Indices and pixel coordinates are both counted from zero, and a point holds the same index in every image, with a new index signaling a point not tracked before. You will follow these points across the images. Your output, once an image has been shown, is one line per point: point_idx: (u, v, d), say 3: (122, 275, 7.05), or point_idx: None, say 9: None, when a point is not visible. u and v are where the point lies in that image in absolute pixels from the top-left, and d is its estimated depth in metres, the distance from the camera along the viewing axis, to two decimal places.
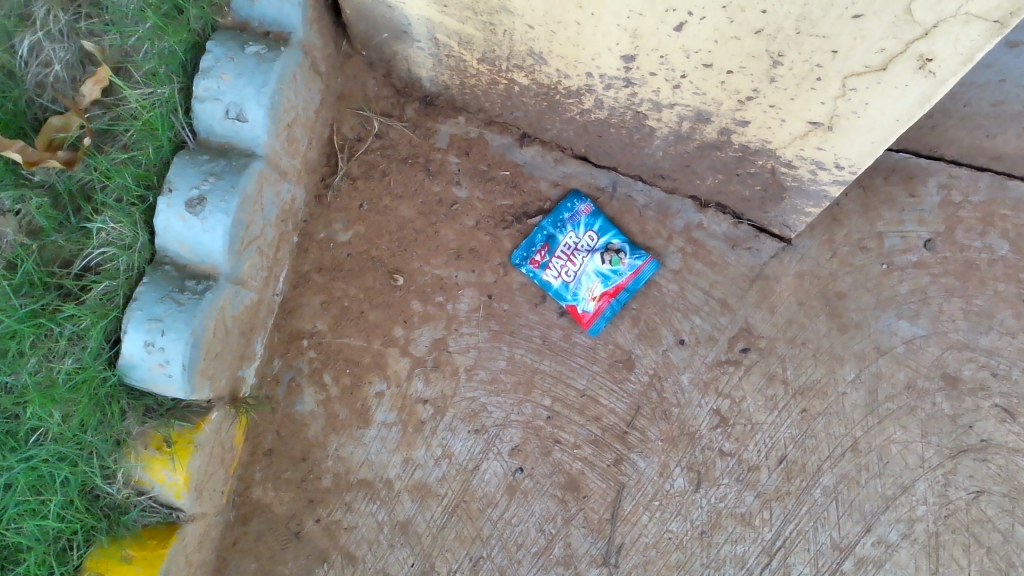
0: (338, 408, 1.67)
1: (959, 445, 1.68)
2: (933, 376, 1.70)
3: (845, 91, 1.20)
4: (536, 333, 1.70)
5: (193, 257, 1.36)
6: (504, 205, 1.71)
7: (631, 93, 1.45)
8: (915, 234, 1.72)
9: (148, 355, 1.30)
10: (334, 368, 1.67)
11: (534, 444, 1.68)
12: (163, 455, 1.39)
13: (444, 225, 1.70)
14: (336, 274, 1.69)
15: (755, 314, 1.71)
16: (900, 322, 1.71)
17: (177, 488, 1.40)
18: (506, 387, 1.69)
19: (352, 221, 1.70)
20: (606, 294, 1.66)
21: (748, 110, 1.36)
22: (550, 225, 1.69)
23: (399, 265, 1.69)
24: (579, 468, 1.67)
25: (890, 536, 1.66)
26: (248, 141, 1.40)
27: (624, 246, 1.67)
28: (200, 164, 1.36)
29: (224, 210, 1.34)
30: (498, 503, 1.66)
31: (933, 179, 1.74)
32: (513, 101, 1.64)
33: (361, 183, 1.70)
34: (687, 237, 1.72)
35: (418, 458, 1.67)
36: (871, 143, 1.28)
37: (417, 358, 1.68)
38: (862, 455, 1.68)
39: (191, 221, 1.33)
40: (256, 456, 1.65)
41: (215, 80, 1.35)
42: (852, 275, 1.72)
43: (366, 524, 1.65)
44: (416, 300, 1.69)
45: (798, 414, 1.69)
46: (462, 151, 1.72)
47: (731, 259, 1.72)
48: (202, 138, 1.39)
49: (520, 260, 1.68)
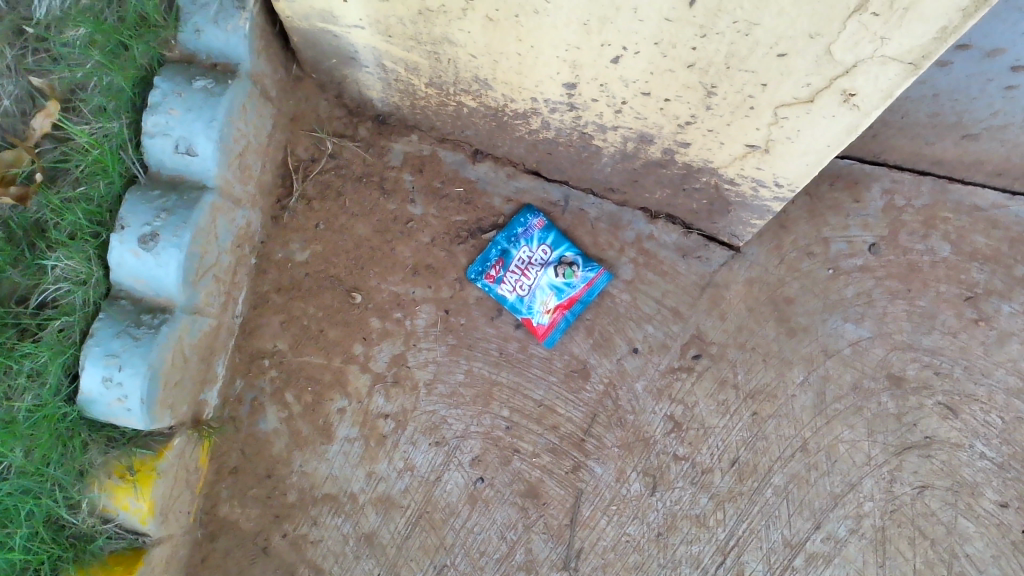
0: (300, 425, 1.71)
1: (904, 443, 1.75)
2: (878, 376, 1.76)
3: (778, 119, 1.24)
4: (492, 346, 1.74)
5: (149, 291, 1.38)
6: (459, 221, 1.74)
7: (576, 116, 1.48)
8: (860, 238, 1.79)
9: (106, 390, 1.32)
10: (295, 387, 1.70)
11: (494, 454, 1.72)
12: (126, 484, 1.42)
13: (400, 242, 1.73)
14: (295, 294, 1.71)
15: (706, 321, 1.76)
16: (847, 325, 1.77)
17: (142, 514, 1.44)
18: (465, 400, 1.73)
19: (309, 241, 1.72)
20: (560, 306, 1.71)
21: (688, 134, 1.40)
22: (504, 240, 1.71)
23: (358, 283, 1.72)
24: (539, 476, 1.72)
25: (839, 532, 1.73)
26: (198, 173, 1.41)
27: (577, 259, 1.71)
28: (151, 200, 1.37)
29: (177, 245, 1.35)
30: (460, 512, 1.71)
31: (877, 184, 1.81)
32: (463, 121, 1.66)
33: (317, 203, 1.72)
34: (638, 248, 1.76)
35: (381, 471, 1.71)
36: (806, 164, 1.33)
37: (377, 373, 1.72)
38: (812, 455, 1.74)
39: (144, 257, 1.34)
40: (221, 475, 1.68)
41: (164, 115, 1.37)
42: (800, 280, 1.78)
43: (332, 537, 1.69)
44: (375, 318, 1.72)
45: (749, 417, 1.75)
46: (416, 169, 1.75)
47: (682, 269, 1.77)
48: (154, 172, 1.41)
49: (475, 275, 1.71)
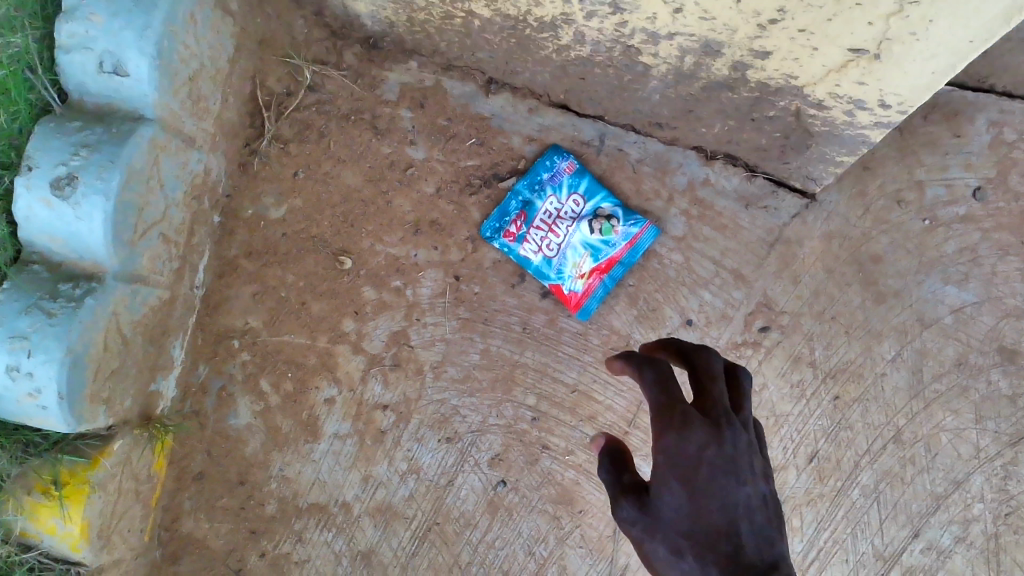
0: (279, 420, 1.40)
1: (1019, 432, 1.44)
2: (987, 350, 1.44)
3: (902, 7, 0.90)
4: (514, 319, 1.42)
5: (70, 253, 1.06)
6: (470, 167, 1.41)
7: (619, 22, 1.15)
8: (962, 181, 1.45)
9: (12, 383, 1.01)
10: (272, 373, 1.39)
11: (518, 452, 1.42)
12: (52, 502, 1.12)
13: (399, 193, 1.41)
14: (270, 259, 1.39)
15: (775, 286, 1.44)
16: (947, 288, 1.44)
17: (72, 539, 1.14)
18: (481, 386, 1.42)
19: (286, 193, 1.39)
20: (597, 270, 1.38)
21: (770, 38, 1.06)
22: (526, 188, 1.40)
23: (347, 245, 1.40)
24: (573, 477, 1.42)
25: (943, 542, 1.43)
26: (133, 101, 1.08)
27: (617, 211, 1.39)
28: (69, 132, 1.04)
29: (102, 191, 1.03)
30: (478, 524, 1.42)
31: (982, 116, 1.45)
32: (474, 40, 1.32)
33: (295, 147, 1.39)
34: (691, 197, 1.43)
35: (379, 475, 1.41)
36: (931, 72, 0.99)
37: (372, 355, 1.41)
38: (907, 448, 1.43)
39: (60, 208, 1.02)
40: (183, 483, 1.37)
41: (82, 22, 1.03)
42: (889, 234, 1.44)
43: (321, 557, 1.41)
44: (369, 287, 1.40)
45: (830, 401, 1.44)
46: (415, 103, 1.41)
47: (744, 222, 1.44)
48: (75, 99, 1.08)
49: (491, 232, 1.39)
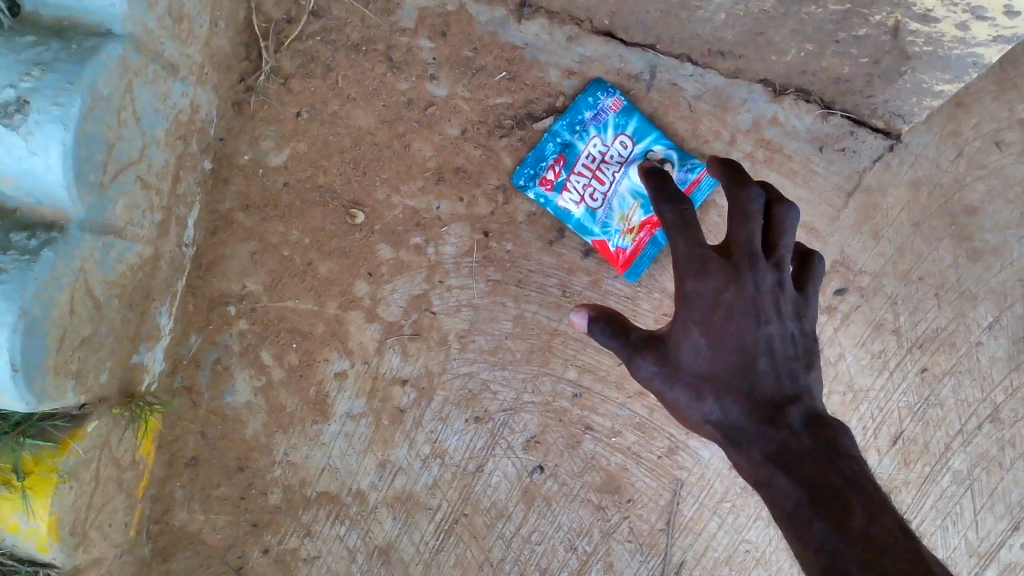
0: (282, 398, 1.23)
1: None
2: None
3: None
4: (552, 281, 1.24)
5: (25, 196, 0.88)
6: (500, 104, 1.20)
7: None
8: None
9: None
10: (274, 343, 1.22)
11: (557, 433, 1.25)
12: (13, 494, 0.98)
13: (418, 136, 1.21)
14: (270, 213, 1.20)
15: (854, 242, 1.24)
16: None
17: (38, 538, 0.99)
18: (515, 357, 1.24)
19: (288, 136, 1.20)
20: (648, 224, 1.18)
21: None
22: (566, 129, 1.19)
23: (358, 196, 1.21)
24: (620, 462, 1.25)
25: None
26: (97, 12, 0.88)
27: (672, 154, 1.19)
28: (18, 47, 0.84)
29: (60, 119, 0.84)
30: (512, 515, 1.25)
31: None
32: None
33: (297, 82, 1.19)
34: (756, 138, 1.22)
35: (398, 460, 1.24)
36: None
37: (389, 324, 1.23)
38: (1005, 429, 1.26)
39: (7, 138, 0.83)
40: (175, 469, 1.20)
41: None
42: (987, 181, 1.24)
43: (332, 552, 1.25)
44: (385, 245, 1.22)
45: (917, 374, 1.25)
46: (435, 31, 1.19)
47: (818, 168, 1.23)
48: (26, 10, 0.87)
49: (525, 181, 1.19)
